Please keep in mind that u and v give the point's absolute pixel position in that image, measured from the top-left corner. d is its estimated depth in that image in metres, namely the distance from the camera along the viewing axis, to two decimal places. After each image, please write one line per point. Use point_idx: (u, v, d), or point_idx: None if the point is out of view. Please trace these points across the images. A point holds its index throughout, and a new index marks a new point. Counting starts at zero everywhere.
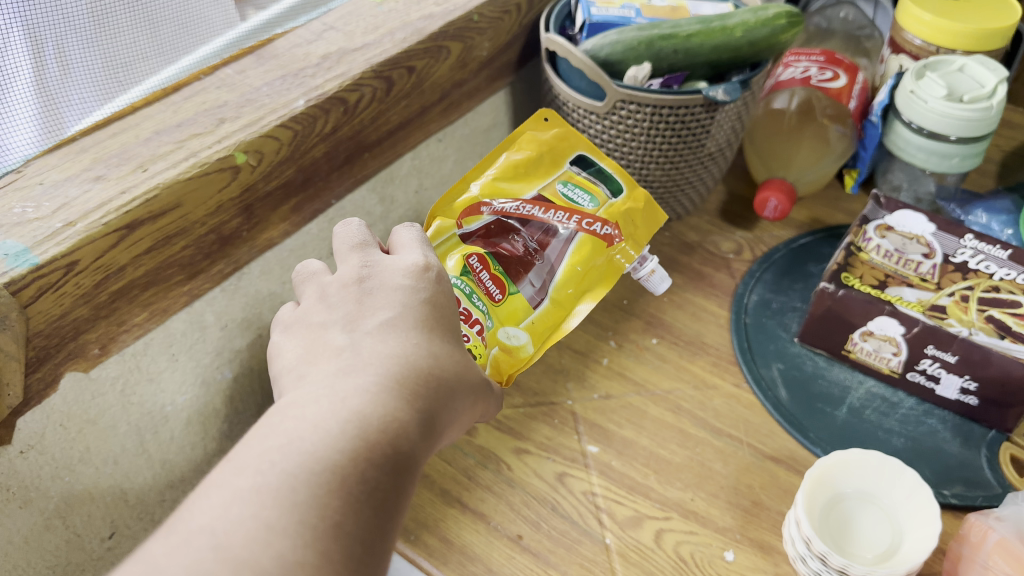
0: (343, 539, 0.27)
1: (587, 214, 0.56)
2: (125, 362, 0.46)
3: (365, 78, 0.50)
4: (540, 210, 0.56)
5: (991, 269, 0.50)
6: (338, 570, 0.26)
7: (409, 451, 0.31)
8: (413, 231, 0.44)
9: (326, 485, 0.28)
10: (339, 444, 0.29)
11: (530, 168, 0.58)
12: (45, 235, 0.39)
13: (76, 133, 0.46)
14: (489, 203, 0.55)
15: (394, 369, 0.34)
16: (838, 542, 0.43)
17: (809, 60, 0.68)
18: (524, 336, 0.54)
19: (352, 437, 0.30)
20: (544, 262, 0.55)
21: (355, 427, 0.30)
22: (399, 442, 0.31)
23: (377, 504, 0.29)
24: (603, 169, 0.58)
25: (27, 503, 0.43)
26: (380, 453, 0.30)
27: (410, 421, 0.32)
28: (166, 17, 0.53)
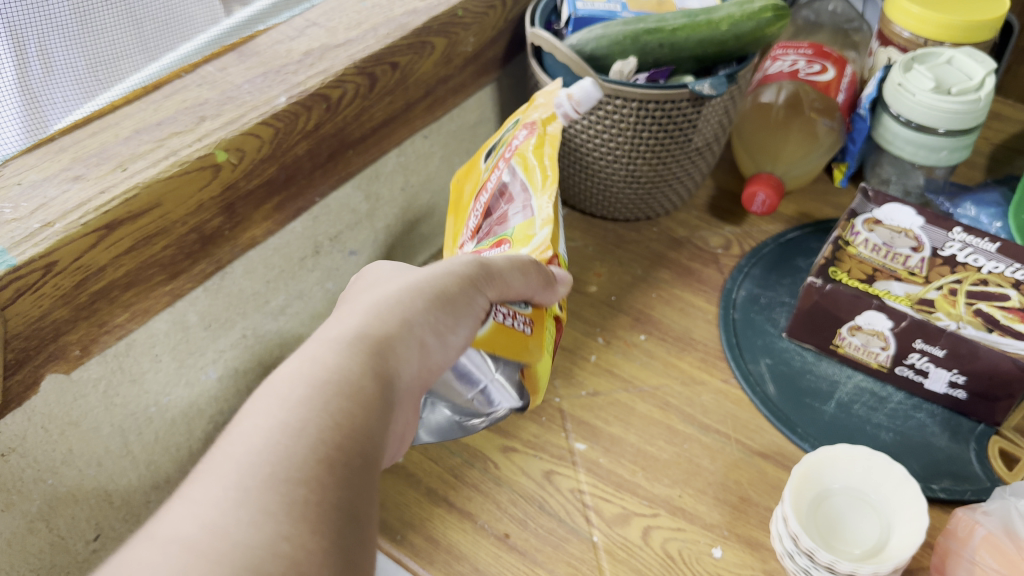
0: (283, 485, 0.24)
1: (507, 142, 0.52)
2: (107, 363, 0.46)
3: (347, 75, 0.50)
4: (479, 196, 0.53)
5: (979, 263, 0.49)
6: (279, 521, 0.23)
7: (348, 383, 0.29)
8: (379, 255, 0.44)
9: (256, 443, 0.26)
10: (263, 404, 0.27)
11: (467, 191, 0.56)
12: (23, 236, 0.38)
13: (56, 132, 0.45)
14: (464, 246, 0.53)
15: (330, 330, 0.32)
16: (826, 538, 0.42)
17: (798, 54, 0.68)
18: (545, 230, 0.48)
19: (275, 395, 0.28)
20: (516, 192, 0.51)
21: (279, 385, 0.28)
22: (332, 381, 0.29)
23: (317, 441, 0.26)
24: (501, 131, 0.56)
25: (9, 507, 0.43)
26: (311, 397, 0.28)
27: (349, 359, 0.30)
28: (149, 16, 0.52)
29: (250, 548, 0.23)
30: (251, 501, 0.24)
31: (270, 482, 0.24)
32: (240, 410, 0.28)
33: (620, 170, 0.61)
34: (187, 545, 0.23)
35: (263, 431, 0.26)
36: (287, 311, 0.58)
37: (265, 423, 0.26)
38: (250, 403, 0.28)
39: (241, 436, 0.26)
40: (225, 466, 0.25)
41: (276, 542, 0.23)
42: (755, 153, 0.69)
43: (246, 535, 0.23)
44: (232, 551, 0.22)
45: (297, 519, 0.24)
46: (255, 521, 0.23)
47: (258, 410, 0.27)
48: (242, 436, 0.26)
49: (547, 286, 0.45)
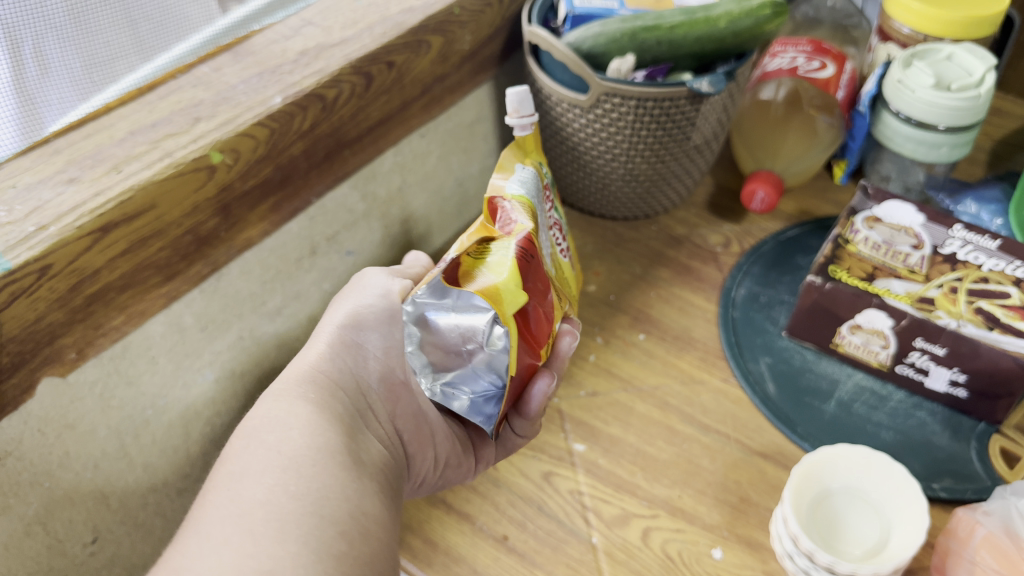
0: (251, 512, 0.32)
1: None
2: (103, 366, 0.45)
3: (343, 74, 0.50)
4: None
5: (980, 261, 0.48)
6: (245, 537, 0.31)
7: (286, 429, 0.37)
8: None
9: (226, 495, 0.34)
10: (223, 465, 0.36)
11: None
12: (18, 240, 0.38)
13: (51, 134, 0.45)
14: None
15: (270, 392, 0.40)
16: (826, 538, 0.42)
17: (797, 50, 0.66)
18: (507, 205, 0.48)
19: (224, 456, 0.37)
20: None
21: (235, 450, 0.37)
22: (271, 432, 0.37)
23: (272, 475, 0.34)
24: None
25: (5, 511, 0.42)
26: (253, 444, 0.36)
27: (283, 410, 0.38)
28: (146, 16, 0.52)
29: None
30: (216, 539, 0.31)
31: (230, 516, 0.32)
32: (209, 475, 0.36)
33: (619, 167, 0.60)
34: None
35: (220, 486, 0.34)
36: (284, 313, 0.57)
37: (222, 477, 0.35)
38: (215, 466, 0.36)
39: (203, 498, 0.34)
40: (191, 524, 0.33)
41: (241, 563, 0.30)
42: (755, 150, 0.69)
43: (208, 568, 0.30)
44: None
45: (257, 538, 0.31)
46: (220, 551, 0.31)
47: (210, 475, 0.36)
48: (205, 497, 0.34)
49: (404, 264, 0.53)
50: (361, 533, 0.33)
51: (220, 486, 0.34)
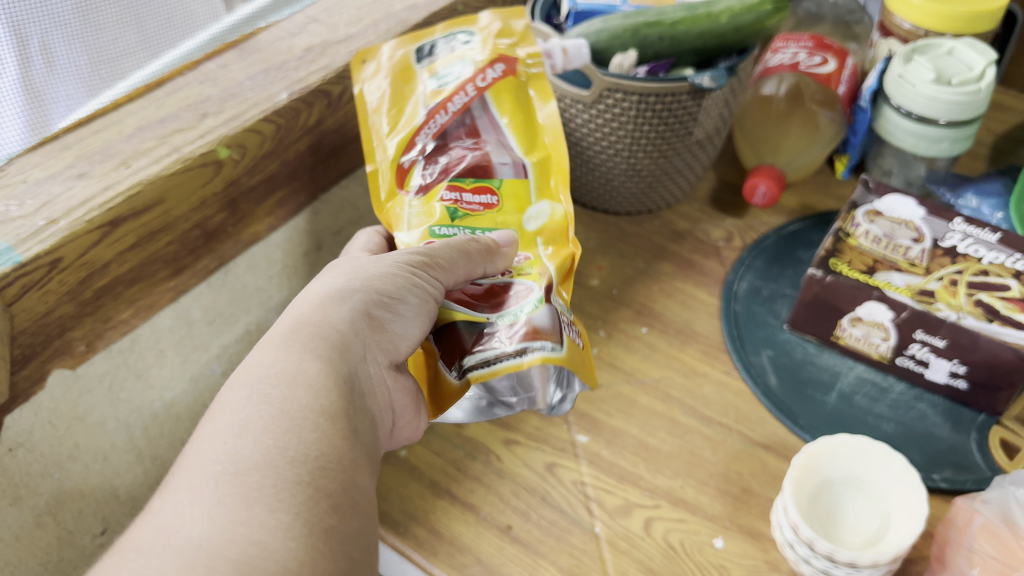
0: (240, 476, 0.32)
1: (473, 75, 0.49)
2: (112, 358, 0.46)
3: (348, 70, 0.51)
4: (445, 118, 0.49)
5: (980, 253, 0.49)
6: (232, 503, 0.31)
7: (292, 388, 0.36)
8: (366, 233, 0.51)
9: (224, 449, 0.33)
10: (222, 411, 0.35)
11: (398, 101, 0.50)
12: (29, 233, 0.38)
13: (60, 130, 0.46)
14: (405, 154, 0.50)
15: (280, 335, 0.38)
16: (825, 527, 0.43)
17: (798, 45, 0.65)
18: (546, 203, 0.50)
19: (226, 399, 0.36)
20: (492, 143, 0.50)
21: (241, 397, 0.36)
22: (279, 387, 0.36)
23: (269, 432, 0.34)
24: (441, 37, 0.51)
25: (17, 501, 0.43)
26: (254, 394, 0.35)
27: (294, 362, 0.37)
28: (151, 12, 0.51)
29: (203, 540, 0.30)
30: (207, 500, 0.31)
31: (222, 476, 0.32)
32: (208, 415, 0.36)
33: (621, 162, 0.61)
34: (141, 549, 0.30)
35: (217, 437, 0.34)
36: None
37: (217, 426, 0.34)
38: (215, 408, 0.36)
39: (196, 446, 0.34)
40: (184, 477, 0.33)
41: (230, 530, 0.30)
42: (758, 146, 0.69)
43: (199, 531, 0.30)
44: (187, 545, 0.30)
45: (249, 505, 0.31)
46: (209, 514, 0.31)
47: (209, 416, 0.36)
48: (199, 445, 0.34)
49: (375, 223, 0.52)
50: (350, 508, 0.34)
51: (216, 438, 0.34)
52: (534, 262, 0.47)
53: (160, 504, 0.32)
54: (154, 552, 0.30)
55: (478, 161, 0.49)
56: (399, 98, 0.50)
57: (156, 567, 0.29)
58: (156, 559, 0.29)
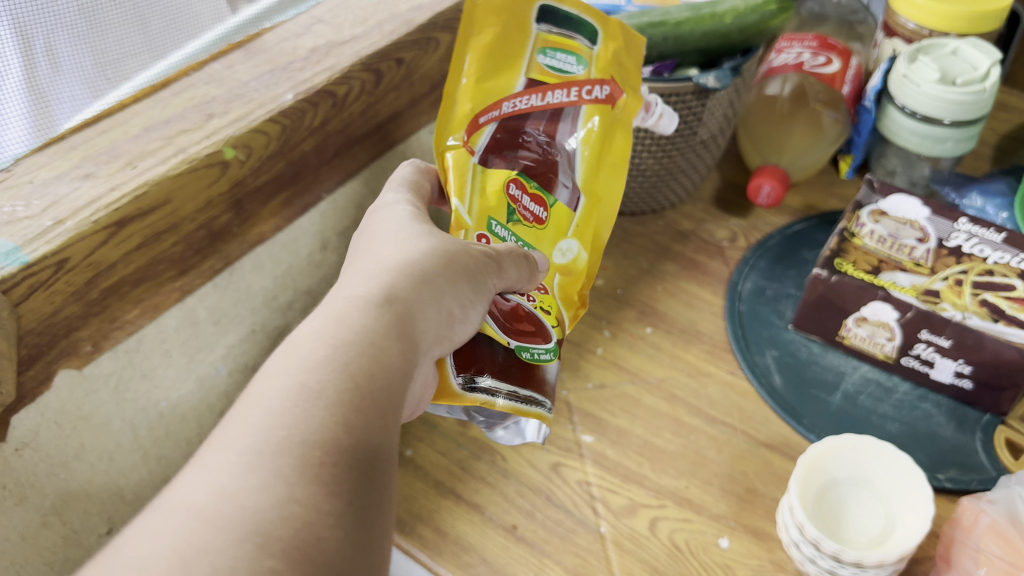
0: (295, 448, 0.29)
1: (583, 82, 0.48)
2: (118, 358, 0.46)
3: (353, 71, 0.50)
4: (538, 100, 0.47)
5: (985, 253, 0.49)
6: (290, 478, 0.28)
7: (365, 358, 0.33)
8: (404, 173, 0.49)
9: (279, 409, 0.30)
10: (292, 369, 0.32)
11: (504, 50, 0.47)
12: (35, 234, 0.38)
13: (65, 131, 0.45)
14: (484, 112, 0.47)
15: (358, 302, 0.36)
16: (831, 527, 0.43)
17: (802, 46, 0.66)
18: (574, 241, 0.50)
19: (291, 359, 0.33)
20: (562, 155, 0.49)
21: (306, 358, 0.32)
22: (351, 354, 0.33)
23: (329, 404, 0.30)
24: (570, 11, 0.48)
25: (23, 500, 0.43)
26: (331, 361, 0.32)
27: (371, 331, 0.34)
28: (154, 13, 0.53)
29: (257, 512, 0.27)
30: (265, 468, 0.28)
31: (283, 443, 0.29)
32: (264, 375, 0.32)
33: None
34: (188, 511, 0.27)
35: (278, 399, 0.31)
36: (295, 307, 0.58)
37: (284, 385, 0.31)
38: (276, 367, 0.32)
39: (257, 403, 0.31)
40: (242, 434, 0.29)
41: (286, 505, 0.27)
42: (761, 144, 0.69)
43: (254, 501, 0.27)
44: (241, 515, 0.26)
45: (308, 481, 0.28)
46: (267, 484, 0.27)
47: (279, 371, 0.32)
48: (261, 403, 0.31)
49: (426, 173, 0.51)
50: (391, 505, 0.31)
51: (275, 398, 0.31)
52: (552, 303, 0.48)
53: (211, 464, 0.29)
54: (202, 517, 0.27)
55: (546, 170, 0.49)
56: (506, 51, 0.47)
57: (206, 538, 0.26)
58: (204, 527, 0.26)
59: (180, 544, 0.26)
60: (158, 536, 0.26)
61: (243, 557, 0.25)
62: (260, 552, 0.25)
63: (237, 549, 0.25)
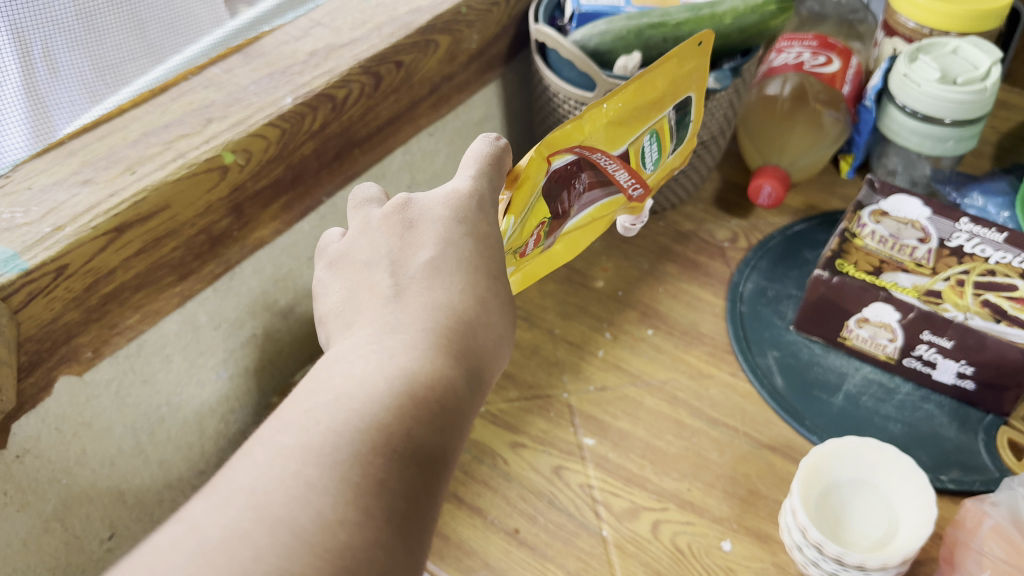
0: (386, 493, 0.28)
1: (640, 180, 0.53)
2: (118, 364, 0.46)
3: (352, 75, 0.50)
4: (612, 168, 0.49)
5: (986, 253, 0.49)
6: (379, 524, 0.27)
7: (456, 407, 0.31)
8: (491, 153, 0.41)
9: (371, 443, 0.28)
10: (399, 407, 0.30)
11: (640, 113, 0.49)
12: (34, 240, 0.38)
13: (65, 136, 0.45)
14: (582, 149, 0.46)
15: (453, 341, 0.33)
16: (834, 530, 0.43)
17: (802, 46, 0.65)
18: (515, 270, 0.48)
19: (391, 395, 0.30)
20: (578, 208, 0.49)
21: (408, 398, 0.30)
22: (446, 398, 0.31)
23: (421, 460, 0.29)
24: (689, 120, 0.55)
25: (25, 507, 0.43)
26: (434, 415, 0.30)
27: (460, 377, 0.32)
28: (154, 17, 0.52)
29: (349, 549, 0.26)
30: (357, 503, 0.27)
31: (378, 485, 0.28)
32: (362, 402, 0.29)
33: None
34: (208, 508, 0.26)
35: (375, 442, 0.28)
36: (296, 311, 0.58)
37: (389, 423, 0.29)
38: (376, 398, 0.30)
39: (358, 430, 0.28)
40: (346, 457, 0.28)
41: (371, 548, 0.26)
42: (762, 145, 0.68)
43: (349, 535, 0.26)
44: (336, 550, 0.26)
45: (394, 531, 0.27)
46: (359, 523, 0.26)
47: (389, 404, 0.30)
48: (366, 428, 0.29)
49: (508, 152, 0.42)
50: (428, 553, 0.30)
51: (379, 437, 0.29)
52: None
53: (310, 479, 0.27)
54: (303, 539, 0.26)
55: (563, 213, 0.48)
56: (638, 116, 0.49)
57: (300, 561, 0.25)
58: (304, 551, 0.25)
59: (278, 560, 0.25)
60: (255, 544, 0.25)
61: None
62: None
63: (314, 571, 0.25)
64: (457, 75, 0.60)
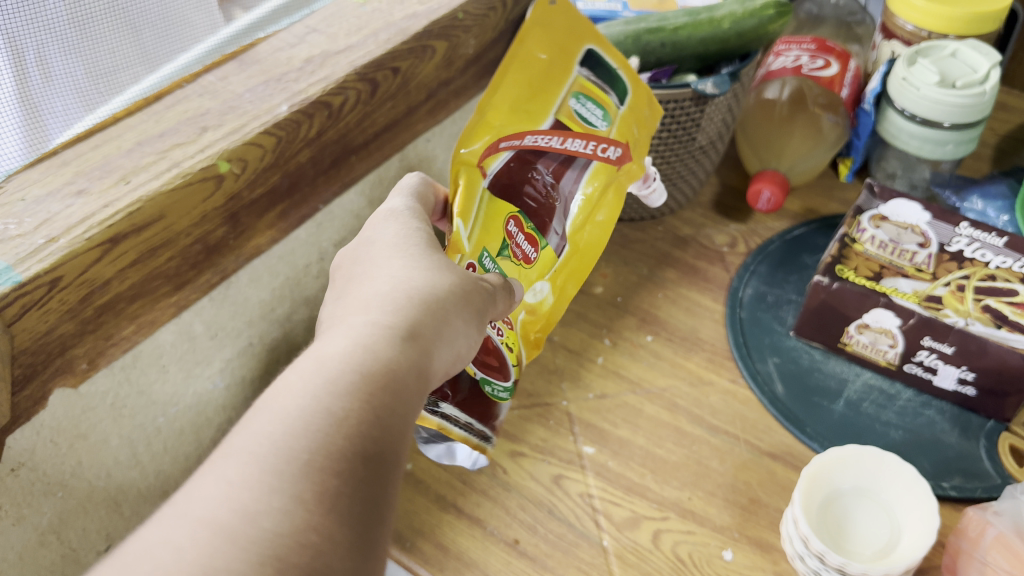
0: (316, 474, 0.28)
1: (601, 138, 0.48)
2: (114, 375, 0.46)
3: (348, 81, 0.50)
4: (557, 142, 0.46)
5: (987, 258, 0.49)
6: (309, 508, 0.27)
7: (383, 373, 0.32)
8: (415, 180, 0.46)
9: (291, 428, 0.29)
10: (312, 388, 0.30)
11: (545, 81, 0.46)
12: (28, 252, 0.38)
13: (58, 146, 0.45)
14: (506, 140, 0.45)
15: (377, 324, 0.34)
16: (837, 540, 0.42)
17: (800, 48, 0.65)
18: (545, 284, 0.49)
19: (302, 386, 0.31)
20: (562, 200, 0.49)
21: (323, 381, 0.31)
22: (368, 368, 0.32)
23: (349, 434, 0.29)
24: (613, 67, 0.49)
25: (20, 520, 0.43)
26: (355, 387, 0.31)
27: (386, 348, 0.33)
28: (148, 22, 0.51)
29: (279, 537, 0.26)
30: (284, 489, 0.27)
31: (308, 469, 0.28)
32: (275, 398, 0.30)
33: None
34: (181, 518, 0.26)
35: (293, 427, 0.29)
36: (293, 319, 0.58)
37: (303, 405, 0.30)
38: (290, 387, 0.31)
39: (275, 419, 0.29)
40: (265, 451, 0.28)
41: (303, 533, 0.26)
42: (760, 150, 0.68)
43: (275, 524, 0.26)
44: (260, 539, 0.25)
45: (325, 512, 0.27)
46: (286, 509, 0.26)
47: (303, 391, 0.30)
48: (282, 417, 0.29)
49: (432, 184, 0.48)
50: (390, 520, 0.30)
51: (303, 422, 0.29)
52: (514, 340, 0.48)
53: (230, 478, 0.27)
54: (220, 531, 0.26)
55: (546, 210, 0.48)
56: (541, 87, 0.46)
57: (225, 557, 0.25)
58: (227, 546, 0.25)
59: (202, 560, 0.25)
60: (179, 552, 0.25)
61: None
62: None
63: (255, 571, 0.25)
64: (454, 81, 0.60)
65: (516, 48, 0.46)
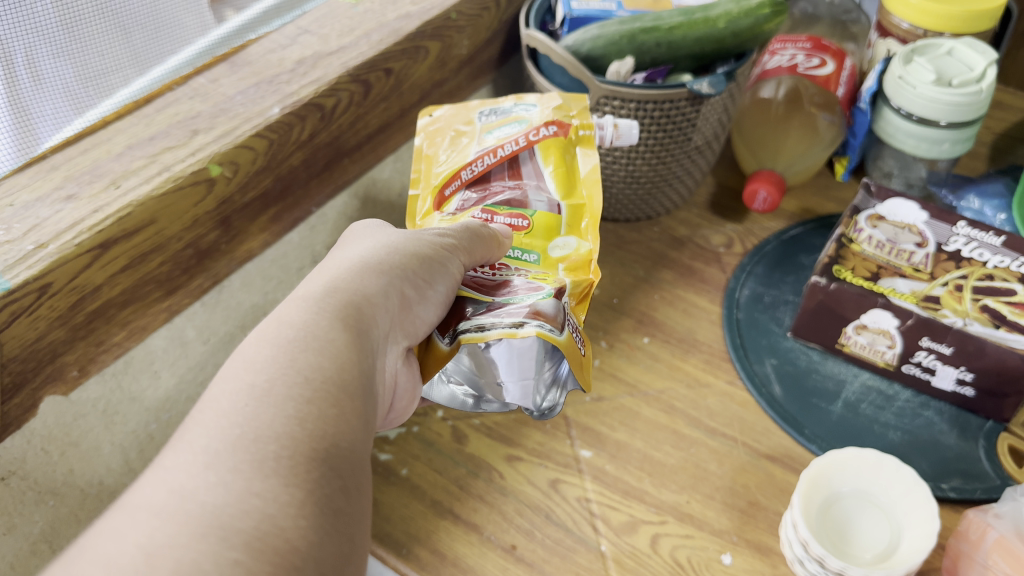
0: (250, 444, 0.27)
1: (526, 131, 0.49)
2: (105, 382, 0.45)
3: (341, 83, 0.49)
4: (487, 161, 0.49)
5: (984, 257, 0.48)
6: (248, 474, 0.27)
7: (304, 338, 0.32)
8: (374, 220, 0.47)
9: (215, 410, 0.29)
10: (233, 371, 0.30)
11: (456, 145, 0.51)
12: (17, 258, 0.37)
13: (48, 150, 0.44)
14: (447, 183, 0.50)
15: (304, 302, 0.34)
16: (836, 543, 0.42)
17: (796, 48, 0.66)
18: (569, 237, 0.48)
19: (227, 375, 0.31)
20: (530, 183, 0.50)
21: (244, 364, 0.31)
22: (290, 340, 0.32)
23: (277, 402, 0.29)
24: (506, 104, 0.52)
25: (10, 529, 0.42)
26: (276, 358, 0.31)
27: (311, 319, 0.33)
28: (137, 22, 0.49)
29: (217, 508, 0.25)
30: (221, 464, 0.27)
31: (239, 442, 0.27)
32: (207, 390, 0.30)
33: (620, 171, 0.60)
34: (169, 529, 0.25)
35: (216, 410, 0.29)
36: None
37: (229, 390, 0.30)
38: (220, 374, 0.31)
39: (204, 406, 0.29)
40: (198, 434, 0.28)
41: (246, 500, 0.26)
42: (757, 149, 0.68)
43: (213, 496, 0.26)
44: (201, 513, 0.25)
45: (265, 474, 0.27)
46: (224, 481, 0.26)
47: (225, 379, 0.30)
48: (211, 403, 0.29)
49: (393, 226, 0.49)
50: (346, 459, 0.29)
51: (233, 399, 0.29)
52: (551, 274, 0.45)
53: (163, 464, 0.27)
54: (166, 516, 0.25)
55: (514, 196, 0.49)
56: (458, 147, 0.51)
57: (164, 531, 0.25)
58: (167, 523, 0.25)
59: (138, 538, 0.24)
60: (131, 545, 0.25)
61: (205, 551, 0.24)
62: (221, 545, 0.24)
63: (204, 544, 0.24)
64: (448, 82, 0.60)
65: (422, 137, 0.52)
